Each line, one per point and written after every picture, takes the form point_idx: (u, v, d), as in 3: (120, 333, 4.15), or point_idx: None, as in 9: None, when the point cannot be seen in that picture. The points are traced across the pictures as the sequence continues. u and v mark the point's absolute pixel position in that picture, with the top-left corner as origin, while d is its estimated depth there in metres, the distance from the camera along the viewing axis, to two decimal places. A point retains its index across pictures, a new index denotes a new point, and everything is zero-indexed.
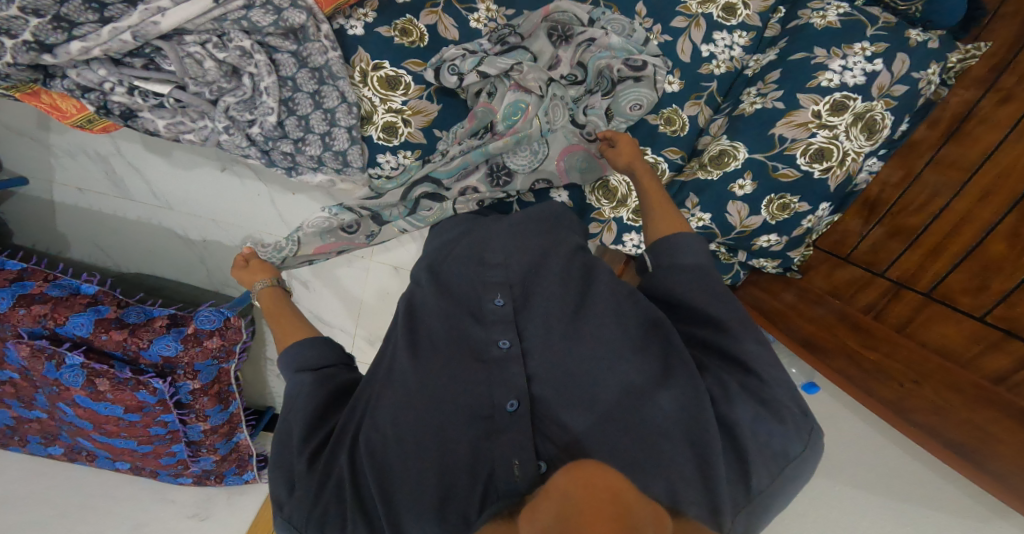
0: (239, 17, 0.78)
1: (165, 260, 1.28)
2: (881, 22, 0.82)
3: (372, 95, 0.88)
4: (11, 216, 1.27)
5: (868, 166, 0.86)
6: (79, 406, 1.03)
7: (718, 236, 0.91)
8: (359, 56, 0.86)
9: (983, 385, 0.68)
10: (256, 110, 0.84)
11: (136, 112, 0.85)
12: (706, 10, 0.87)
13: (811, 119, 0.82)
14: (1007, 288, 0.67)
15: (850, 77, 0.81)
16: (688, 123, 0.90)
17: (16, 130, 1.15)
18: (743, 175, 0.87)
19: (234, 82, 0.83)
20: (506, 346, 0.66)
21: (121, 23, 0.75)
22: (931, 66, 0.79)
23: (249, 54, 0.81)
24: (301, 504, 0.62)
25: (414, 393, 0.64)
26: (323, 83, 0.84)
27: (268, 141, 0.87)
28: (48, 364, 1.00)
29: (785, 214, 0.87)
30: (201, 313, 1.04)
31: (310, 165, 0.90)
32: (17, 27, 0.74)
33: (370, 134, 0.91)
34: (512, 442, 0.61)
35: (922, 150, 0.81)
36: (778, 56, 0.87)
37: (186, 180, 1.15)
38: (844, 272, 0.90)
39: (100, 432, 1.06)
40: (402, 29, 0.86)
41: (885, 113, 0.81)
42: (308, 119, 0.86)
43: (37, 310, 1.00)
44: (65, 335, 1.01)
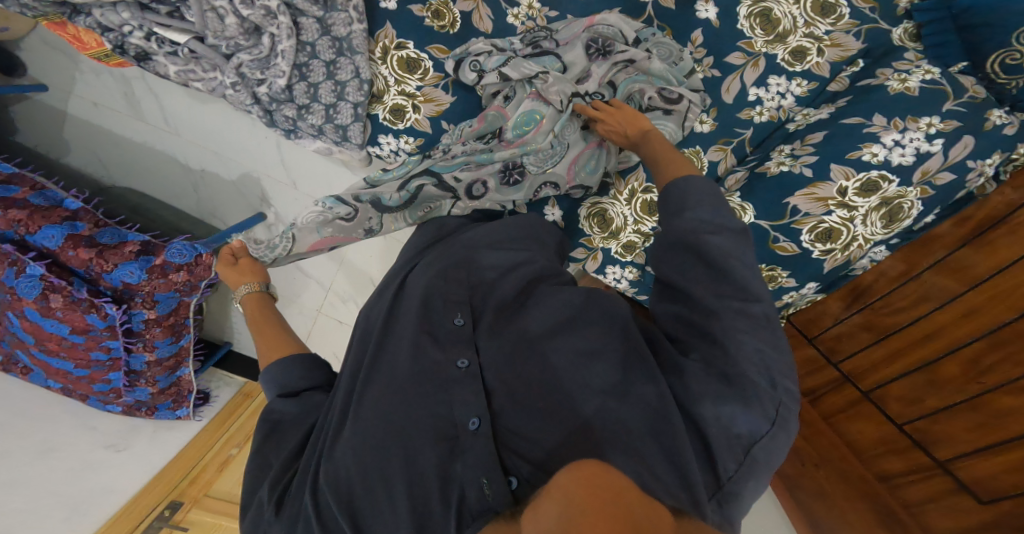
0: None
1: (163, 184, 1.28)
2: (968, 94, 0.72)
3: (388, 74, 0.85)
4: (23, 119, 1.27)
5: (873, 253, 0.82)
6: (26, 318, 1.03)
7: None
8: (384, 32, 0.83)
9: (870, 479, 0.81)
10: (268, 70, 0.81)
11: (150, 55, 0.83)
12: (771, 51, 0.79)
13: (834, 195, 0.79)
14: (938, 406, 0.77)
15: (897, 155, 0.75)
16: (706, 167, 0.86)
17: (49, 43, 1.14)
18: None
19: (253, 41, 0.80)
20: (461, 365, 0.64)
21: None
22: (993, 156, 0.72)
23: (273, 14, 0.77)
24: None
25: (372, 421, 0.61)
26: (340, 54, 0.81)
27: (273, 102, 0.86)
28: (9, 271, 1.01)
29: (771, 284, 0.88)
30: (172, 246, 1.03)
31: (311, 133, 0.90)
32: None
33: (377, 112, 0.89)
34: (476, 460, 0.57)
35: (935, 246, 0.82)
36: (830, 116, 0.79)
37: (197, 111, 1.12)
38: (805, 349, 0.95)
39: (39, 348, 1.06)
40: (436, 10, 0.82)
41: (915, 201, 0.76)
42: (317, 88, 0.84)
43: (12, 215, 1.02)
44: (33, 244, 1.03)
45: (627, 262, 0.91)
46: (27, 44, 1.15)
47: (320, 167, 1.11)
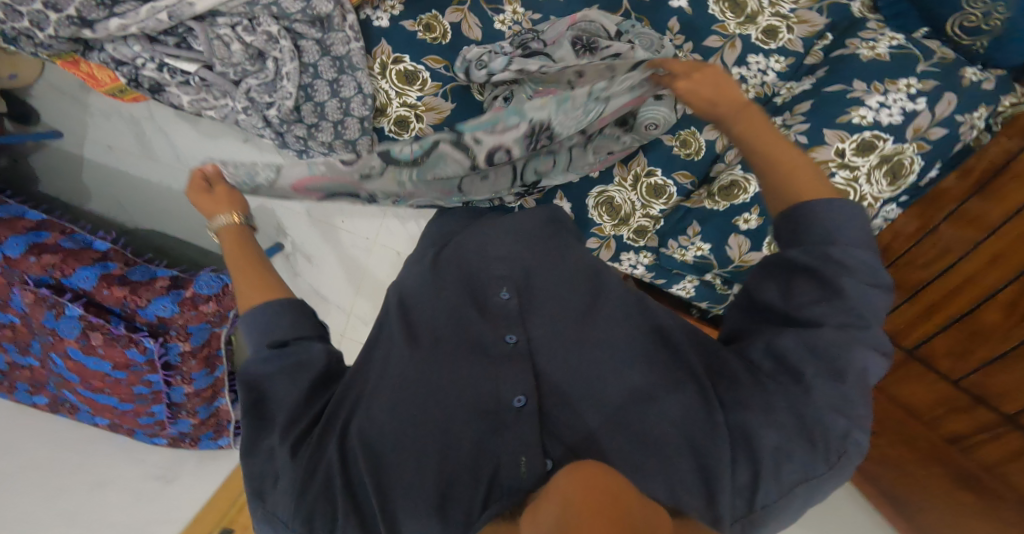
0: (270, 3, 0.81)
1: (181, 224, 1.31)
2: (936, 57, 0.78)
3: (389, 87, 0.89)
4: (42, 169, 1.32)
5: (886, 211, 0.84)
6: (70, 358, 1.07)
7: (715, 266, 0.91)
8: (380, 48, 0.88)
9: (939, 438, 0.87)
10: (274, 94, 0.85)
11: (163, 87, 0.87)
12: (745, 32, 0.84)
13: (833, 157, 0.79)
14: (988, 359, 0.82)
15: (885, 115, 0.77)
16: (704, 147, 0.88)
17: (59, 89, 1.21)
18: (749, 210, 0.86)
19: (258, 65, 0.85)
20: (511, 341, 0.67)
21: (159, 2, 0.79)
22: (978, 110, 0.76)
23: (274, 38, 0.83)
24: (289, 494, 0.57)
25: (411, 386, 0.63)
26: (342, 72, 0.86)
27: (283, 124, 0.88)
28: (48, 313, 1.05)
29: None
30: (201, 278, 1.09)
31: (322, 152, 0.91)
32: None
33: (382, 125, 0.91)
34: (517, 438, 0.61)
35: (950, 198, 0.85)
36: (812, 86, 0.83)
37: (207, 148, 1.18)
38: None
39: (86, 386, 1.10)
40: (426, 24, 0.87)
41: (915, 156, 0.78)
42: (324, 106, 0.87)
43: (46, 260, 1.07)
44: (69, 286, 1.08)
45: (641, 246, 0.95)
46: (41, 93, 1.22)
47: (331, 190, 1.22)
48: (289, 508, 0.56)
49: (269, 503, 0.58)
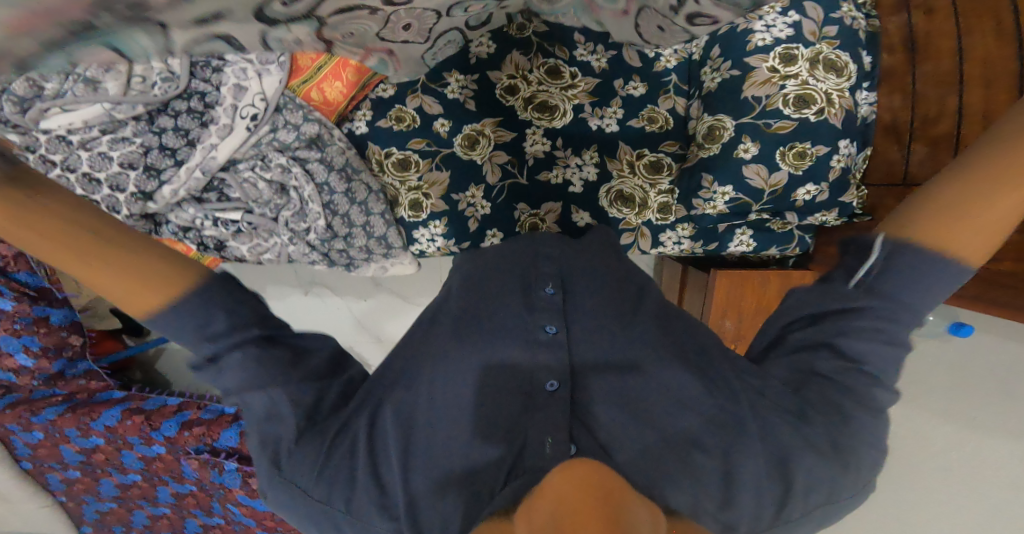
0: (271, 139, 0.92)
1: None
2: None
3: (393, 180, 1.05)
4: (166, 368, 1.57)
5: (865, 100, 0.99)
6: (243, 504, 1.26)
7: (755, 203, 1.00)
8: (371, 150, 1.04)
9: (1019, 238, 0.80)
10: (307, 218, 0.98)
11: (225, 243, 1.02)
12: None
13: (772, 74, 0.92)
14: None
15: (778, 32, 0.92)
16: (668, 116, 1.05)
17: None
18: (742, 140, 0.96)
19: (285, 197, 0.97)
20: (550, 293, 0.74)
21: (190, 163, 0.87)
22: (845, 5, 0.92)
23: (287, 169, 0.95)
24: (312, 456, 0.62)
25: (452, 367, 0.71)
26: (350, 181, 0.98)
27: (324, 243, 1.02)
28: (213, 471, 1.23)
29: (806, 160, 0.95)
30: None
31: (362, 255, 1.08)
32: (123, 181, 0.85)
33: (401, 215, 1.08)
34: (547, 420, 0.67)
35: (899, 72, 0.95)
36: (709, 36, 1.00)
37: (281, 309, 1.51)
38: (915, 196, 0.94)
39: (262, 528, 1.30)
40: (396, 116, 1.02)
41: (834, 50, 0.91)
42: (349, 216, 1.00)
43: (197, 431, 1.24)
44: (221, 447, 1.24)
45: (673, 223, 1.09)
46: None
47: (386, 313, 1.49)
48: (311, 475, 0.62)
49: (286, 471, 0.62)
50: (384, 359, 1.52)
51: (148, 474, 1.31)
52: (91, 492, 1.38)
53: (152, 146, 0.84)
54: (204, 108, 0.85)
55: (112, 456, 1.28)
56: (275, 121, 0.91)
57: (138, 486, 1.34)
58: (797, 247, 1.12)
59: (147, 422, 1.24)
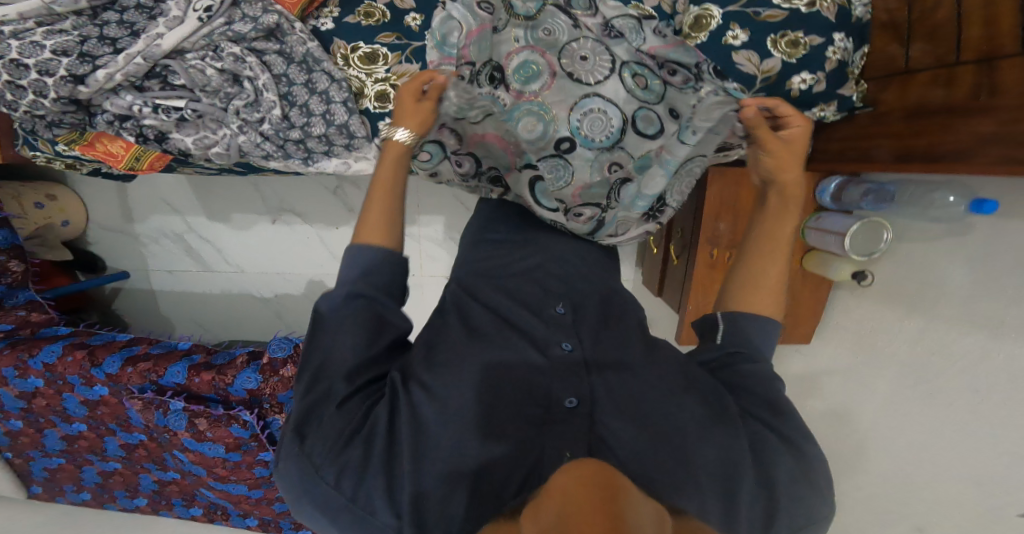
0: (224, 30, 0.84)
1: (250, 323, 1.53)
2: None
3: (358, 73, 0.96)
4: (126, 309, 1.56)
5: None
6: (189, 450, 1.21)
7: (748, 91, 0.94)
8: (337, 45, 0.95)
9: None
10: (261, 109, 0.88)
11: (167, 134, 0.89)
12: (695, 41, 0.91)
13: None
14: None
15: None
16: (654, 12, 0.94)
17: (108, 228, 1.47)
18: (731, 27, 0.90)
19: (237, 87, 0.87)
20: (561, 312, 0.83)
21: (131, 48, 0.80)
22: None
23: (241, 58, 0.86)
24: (332, 436, 0.65)
25: (469, 359, 0.74)
26: (311, 71, 0.89)
27: (280, 136, 0.91)
28: (157, 413, 1.17)
29: (800, 49, 0.91)
30: (274, 343, 1.24)
31: (323, 151, 0.95)
32: (54, 67, 0.78)
33: (366, 106, 0.96)
34: (563, 433, 0.69)
35: None
36: None
37: (246, 237, 1.43)
38: (914, 85, 0.90)
39: (214, 477, 1.25)
40: (365, 12, 0.95)
41: None
42: (308, 106, 0.90)
43: (142, 367, 1.17)
44: (167, 384, 1.18)
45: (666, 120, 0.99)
46: (97, 238, 1.48)
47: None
48: (332, 453, 0.64)
49: (310, 443, 0.65)
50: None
51: (94, 424, 1.22)
52: (35, 447, 1.29)
53: (91, 36, 0.80)
54: (154, 5, 0.82)
55: (54, 402, 1.19)
56: (230, 14, 0.85)
57: (84, 438, 1.25)
58: None
59: (89, 357, 1.16)
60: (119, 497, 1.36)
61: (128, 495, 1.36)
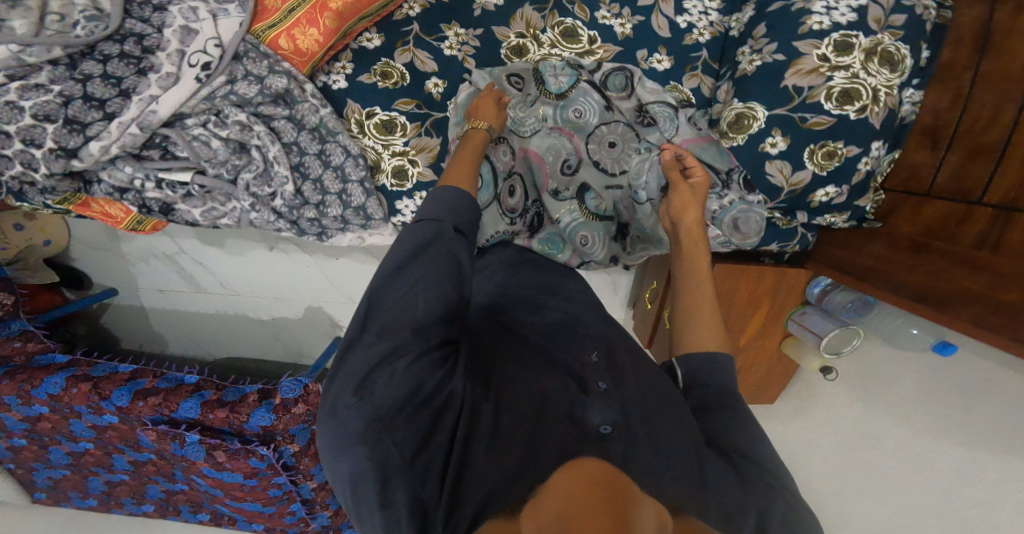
0: (227, 92, 0.80)
1: (247, 341, 1.54)
2: None
3: (374, 143, 0.91)
4: (116, 323, 1.55)
5: (908, 97, 0.86)
6: (208, 476, 1.23)
7: (768, 201, 0.90)
8: (349, 108, 0.90)
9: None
10: (272, 182, 0.88)
11: (172, 205, 0.90)
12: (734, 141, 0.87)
13: (821, 63, 0.80)
14: None
15: (839, 16, 0.79)
16: (692, 95, 0.92)
17: (92, 245, 1.41)
18: (771, 133, 0.84)
19: (244, 157, 0.86)
20: (596, 359, 0.78)
21: (124, 116, 0.76)
22: None
23: (247, 126, 0.83)
24: (403, 397, 0.65)
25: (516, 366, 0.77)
26: (325, 141, 0.86)
27: (293, 210, 0.92)
28: (174, 443, 1.18)
29: (833, 162, 0.84)
30: (284, 384, 1.21)
31: (337, 226, 0.97)
32: (38, 134, 0.75)
33: (383, 182, 0.94)
34: (624, 449, 0.64)
35: (960, 68, 0.80)
36: (756, 11, 0.86)
37: (238, 261, 1.40)
38: (929, 208, 0.84)
39: (230, 497, 1.28)
40: (382, 72, 0.88)
41: (896, 42, 0.79)
42: (322, 180, 0.89)
43: (152, 402, 1.17)
44: (180, 418, 1.18)
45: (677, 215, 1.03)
46: (78, 252, 1.42)
47: (360, 273, 1.38)
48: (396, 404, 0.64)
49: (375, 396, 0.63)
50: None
51: (101, 443, 1.23)
52: (40, 460, 1.28)
53: (74, 96, 0.74)
54: (142, 54, 0.75)
55: (59, 425, 1.20)
56: (232, 70, 0.79)
57: (91, 454, 1.25)
58: (796, 245, 1.04)
59: (96, 390, 1.16)
60: (126, 504, 1.36)
61: (136, 502, 1.36)
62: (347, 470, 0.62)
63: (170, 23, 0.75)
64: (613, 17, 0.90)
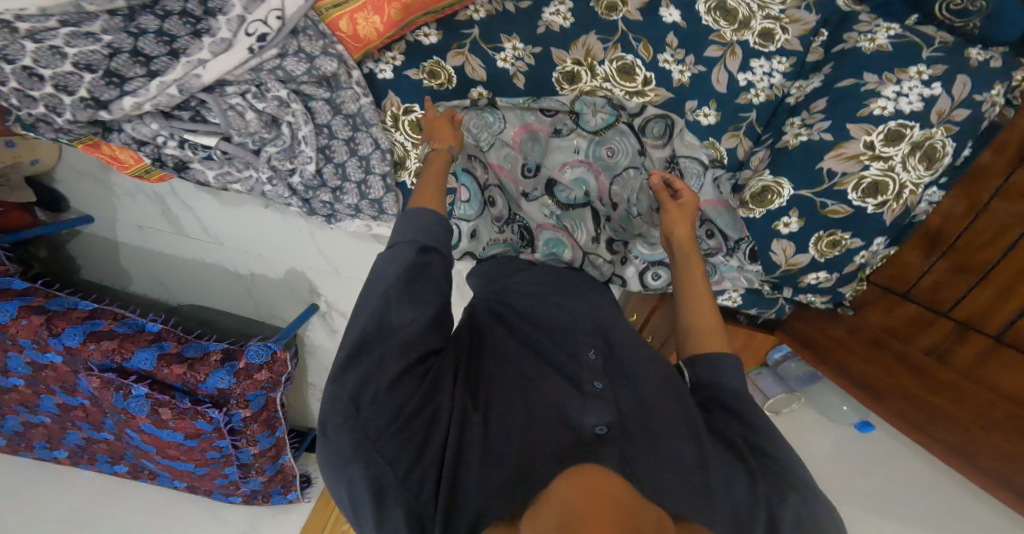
0: (275, 66, 0.78)
1: (221, 293, 1.51)
2: (936, 41, 0.77)
3: (404, 139, 0.92)
4: (79, 251, 1.51)
5: (928, 196, 0.84)
6: (144, 431, 1.20)
7: (763, 274, 0.93)
8: (389, 100, 0.90)
9: (998, 400, 0.74)
10: (296, 159, 0.89)
11: (188, 164, 0.89)
12: (751, 215, 0.89)
13: (864, 151, 0.80)
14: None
15: (906, 104, 0.77)
16: (726, 155, 0.90)
17: (80, 171, 1.34)
18: (788, 212, 0.87)
19: (274, 132, 0.85)
20: (592, 358, 0.71)
21: (166, 77, 0.74)
22: (995, 87, 0.75)
23: (286, 103, 0.82)
24: (392, 415, 0.63)
25: (506, 367, 0.72)
26: (357, 130, 0.89)
27: (309, 191, 0.95)
28: (117, 394, 1.15)
29: (835, 250, 0.88)
30: (251, 348, 1.18)
31: (348, 212, 1.00)
32: (74, 82, 0.74)
33: (403, 180, 0.96)
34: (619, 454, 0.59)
35: (989, 176, 0.78)
36: (822, 83, 0.83)
37: (233, 214, 1.34)
38: (903, 309, 0.88)
39: (163, 455, 1.24)
40: (430, 71, 0.89)
41: (945, 139, 0.78)
42: (344, 167, 0.93)
43: (105, 346, 1.14)
44: (132, 368, 1.15)
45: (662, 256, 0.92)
46: (64, 177, 1.36)
47: (350, 247, 1.32)
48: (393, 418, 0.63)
49: (365, 415, 0.62)
50: (341, 292, 1.40)
51: (33, 381, 1.20)
52: None
53: (123, 49, 0.72)
54: (201, 17, 0.73)
55: None
56: (285, 44, 0.77)
57: (18, 391, 1.22)
58: (774, 313, 1.02)
59: (48, 326, 1.13)
60: (38, 447, 1.32)
61: (49, 446, 1.32)
62: (344, 491, 0.61)
63: None
64: (674, 62, 0.87)
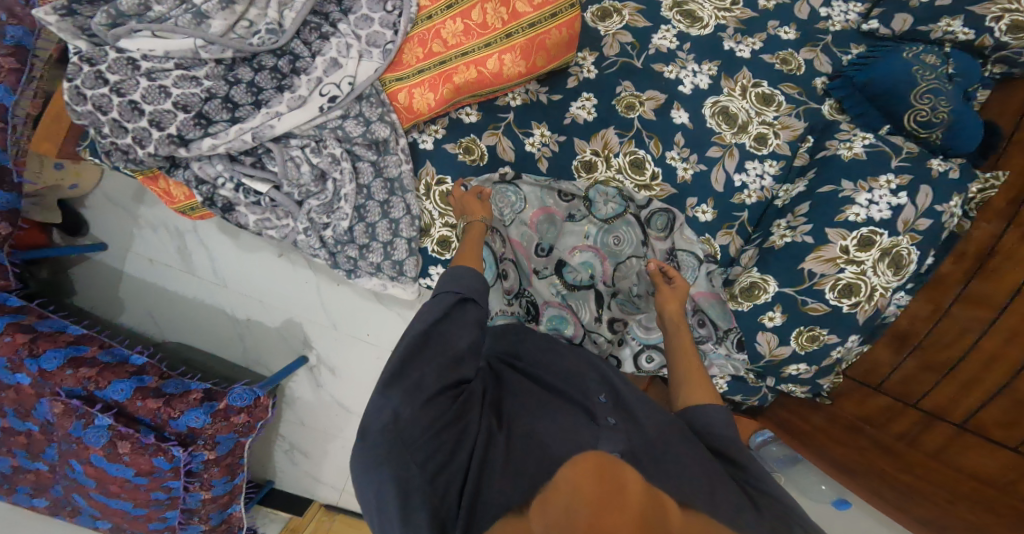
0: (336, 126, 0.91)
1: (209, 334, 1.48)
2: (904, 151, 0.88)
3: (433, 208, 1.02)
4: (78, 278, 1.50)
5: (896, 300, 0.91)
6: (91, 465, 1.12)
7: (749, 363, 0.96)
8: (426, 170, 1.02)
9: (965, 480, 0.80)
10: (332, 215, 0.96)
11: (234, 206, 0.97)
12: (739, 306, 0.96)
13: (839, 255, 0.87)
14: (981, 401, 0.79)
15: (876, 211, 0.87)
16: (720, 250, 1.00)
17: (113, 200, 1.43)
18: (772, 307, 0.93)
19: (321, 186, 0.94)
20: (604, 401, 0.75)
21: (246, 124, 0.88)
22: (953, 198, 0.85)
23: (337, 159, 0.93)
24: (428, 426, 0.65)
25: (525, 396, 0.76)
26: (393, 194, 0.98)
27: (337, 245, 1.00)
28: (75, 422, 1.11)
29: (814, 344, 0.91)
30: (235, 391, 1.16)
31: (369, 271, 1.03)
32: (168, 119, 0.86)
33: (426, 245, 1.03)
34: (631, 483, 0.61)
35: (948, 283, 0.87)
36: (806, 188, 0.94)
37: (246, 259, 1.40)
38: (875, 400, 0.93)
39: (101, 491, 1.15)
40: (466, 147, 1.02)
41: (911, 247, 0.86)
42: (374, 227, 0.99)
43: (82, 373, 1.12)
44: (101, 397, 1.13)
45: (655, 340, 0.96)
46: (96, 207, 1.43)
47: (352, 302, 1.37)
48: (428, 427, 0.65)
49: (402, 423, 0.64)
50: (333, 347, 1.40)
51: None
52: None
53: (218, 95, 0.86)
54: (287, 74, 0.87)
55: None
56: (350, 108, 0.90)
57: None
58: (757, 401, 1.03)
59: (30, 346, 1.12)
60: None
61: None
62: (373, 495, 0.62)
63: (325, 53, 0.86)
64: (680, 159, 0.99)
